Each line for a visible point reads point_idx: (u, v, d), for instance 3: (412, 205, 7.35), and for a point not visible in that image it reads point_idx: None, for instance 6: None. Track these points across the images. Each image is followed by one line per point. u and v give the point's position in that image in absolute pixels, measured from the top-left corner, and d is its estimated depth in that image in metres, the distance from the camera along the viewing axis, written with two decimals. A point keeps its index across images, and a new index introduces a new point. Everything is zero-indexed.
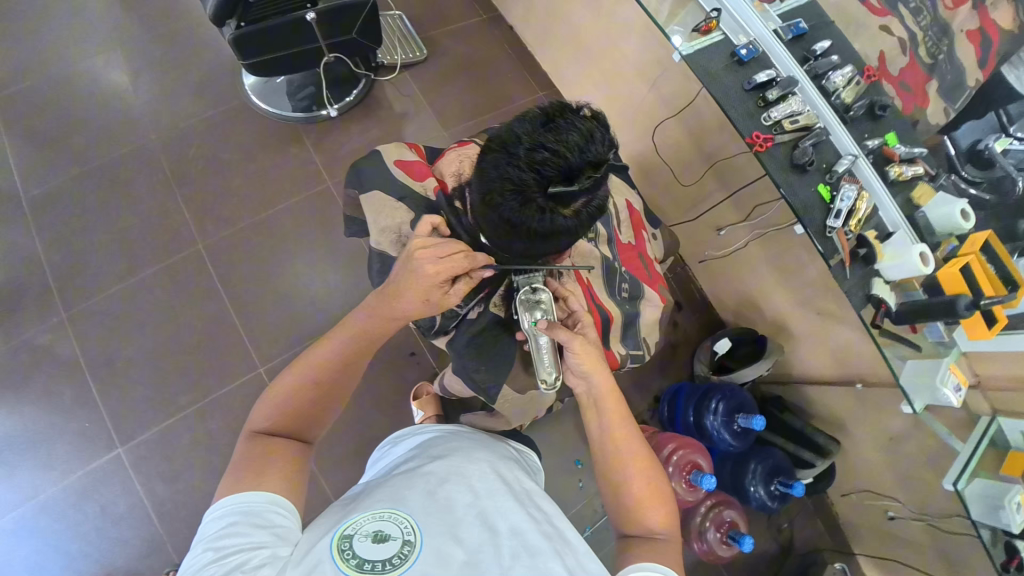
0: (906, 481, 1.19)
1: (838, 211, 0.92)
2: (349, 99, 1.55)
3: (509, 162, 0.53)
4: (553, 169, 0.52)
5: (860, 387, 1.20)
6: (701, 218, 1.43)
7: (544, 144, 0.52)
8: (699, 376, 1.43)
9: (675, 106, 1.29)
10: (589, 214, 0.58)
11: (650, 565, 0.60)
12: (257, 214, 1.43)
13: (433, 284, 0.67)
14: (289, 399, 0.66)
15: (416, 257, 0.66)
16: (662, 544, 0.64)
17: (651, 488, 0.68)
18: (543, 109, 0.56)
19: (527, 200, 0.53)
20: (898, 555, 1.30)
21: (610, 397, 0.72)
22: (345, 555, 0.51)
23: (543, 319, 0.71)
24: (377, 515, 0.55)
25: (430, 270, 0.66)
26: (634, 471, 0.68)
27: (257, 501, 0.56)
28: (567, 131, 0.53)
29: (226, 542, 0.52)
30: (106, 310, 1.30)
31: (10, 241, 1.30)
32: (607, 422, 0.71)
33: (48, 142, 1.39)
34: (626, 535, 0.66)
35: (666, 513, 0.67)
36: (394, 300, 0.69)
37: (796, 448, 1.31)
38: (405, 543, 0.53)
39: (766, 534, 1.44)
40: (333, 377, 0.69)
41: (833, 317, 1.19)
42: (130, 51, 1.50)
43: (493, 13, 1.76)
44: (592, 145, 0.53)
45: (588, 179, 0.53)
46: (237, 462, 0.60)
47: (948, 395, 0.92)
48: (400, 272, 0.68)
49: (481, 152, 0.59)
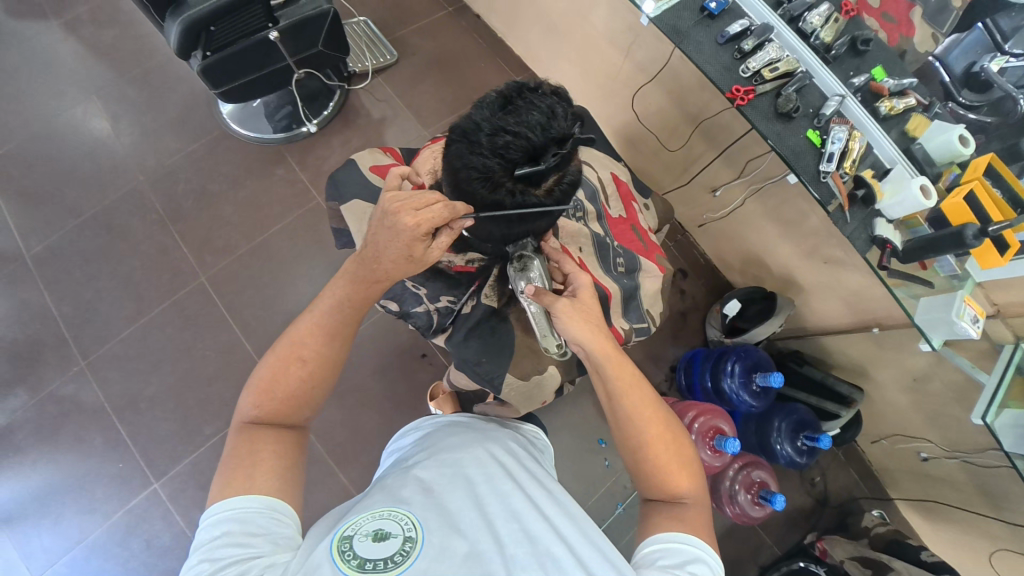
0: (935, 420, 1.17)
1: (830, 153, 0.90)
2: (327, 112, 1.55)
3: (472, 151, 0.52)
4: (517, 151, 0.51)
5: (877, 330, 1.18)
6: (695, 181, 1.41)
7: (505, 127, 0.51)
8: (713, 341, 1.45)
9: (652, 71, 1.26)
10: (563, 191, 0.58)
11: (669, 536, 0.61)
12: (253, 239, 1.44)
13: (415, 238, 0.63)
14: (273, 385, 0.65)
15: (394, 212, 0.62)
16: (686, 510, 0.63)
17: (673, 452, 0.67)
18: (500, 92, 0.55)
19: (497, 184, 0.53)
20: (936, 494, 1.29)
21: (613, 362, 0.69)
22: (345, 556, 0.51)
23: (529, 284, 0.71)
24: (378, 514, 0.56)
25: (409, 222, 0.61)
26: (653, 440, 0.67)
27: (251, 507, 0.57)
28: (527, 111, 0.52)
29: (222, 552, 0.53)
30: (122, 353, 1.32)
31: (22, 299, 1.33)
32: (620, 389, 0.68)
33: (42, 197, 1.42)
34: (651, 501, 0.66)
35: (690, 477, 0.66)
36: (375, 262, 0.66)
37: (819, 401, 1.29)
38: (406, 540, 0.53)
39: (798, 489, 1.44)
40: (316, 352, 0.67)
41: (840, 264, 1.17)
42: (107, 96, 1.52)
43: (459, 4, 1.73)
44: (555, 121, 0.52)
45: (554, 156, 0.53)
46: (227, 458, 0.60)
47: (966, 327, 0.88)
48: (376, 229, 0.64)
49: (445, 144, 0.58)
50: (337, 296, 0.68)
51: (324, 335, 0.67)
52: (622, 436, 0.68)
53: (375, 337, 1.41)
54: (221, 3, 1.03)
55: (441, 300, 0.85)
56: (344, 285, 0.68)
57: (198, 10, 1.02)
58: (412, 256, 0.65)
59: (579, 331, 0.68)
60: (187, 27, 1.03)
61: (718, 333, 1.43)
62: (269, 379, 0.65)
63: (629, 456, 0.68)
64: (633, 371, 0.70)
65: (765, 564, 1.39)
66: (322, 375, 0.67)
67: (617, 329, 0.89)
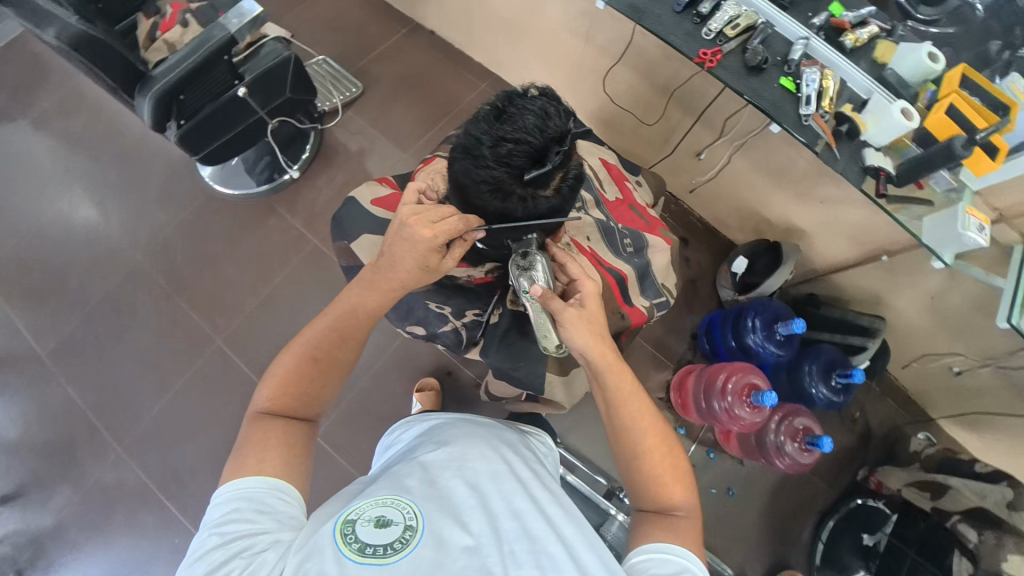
0: (960, 334, 1.17)
1: (807, 96, 0.90)
2: (305, 155, 1.57)
3: (478, 166, 0.54)
4: (521, 157, 0.52)
5: (885, 258, 1.19)
6: (678, 149, 1.42)
7: (505, 136, 0.52)
8: (727, 301, 1.46)
9: (615, 52, 1.27)
10: (570, 187, 0.59)
11: (661, 546, 0.60)
12: (260, 292, 1.45)
13: (431, 249, 0.64)
14: (288, 379, 0.65)
15: (410, 224, 0.63)
16: (678, 521, 0.63)
17: (667, 463, 0.67)
18: (491, 104, 0.56)
19: (507, 193, 0.55)
20: (979, 406, 1.25)
21: (616, 365, 0.70)
22: (347, 539, 0.51)
23: (537, 285, 0.70)
24: (381, 501, 0.55)
25: (426, 234, 0.63)
26: (649, 451, 0.67)
27: (257, 487, 0.56)
28: (521, 116, 0.53)
29: (229, 528, 0.53)
30: (155, 431, 1.33)
31: (47, 397, 1.34)
32: (616, 396, 0.69)
33: (45, 294, 1.42)
34: (642, 511, 0.66)
35: (684, 489, 0.66)
36: (391, 271, 0.68)
37: (844, 337, 1.30)
38: (407, 528, 0.53)
39: (840, 429, 1.46)
40: (329, 351, 0.68)
41: (837, 201, 1.18)
42: (90, 183, 1.53)
43: (412, 24, 1.77)
44: (550, 121, 0.53)
45: (557, 155, 0.54)
46: (239, 444, 0.60)
47: (975, 237, 0.90)
48: (392, 241, 0.66)
49: (448, 163, 0.60)
50: (352, 302, 0.70)
51: (336, 335, 0.69)
52: (618, 444, 0.69)
53: (398, 363, 1.42)
54: (186, 70, 1.04)
55: (467, 315, 0.85)
56: (359, 291, 0.70)
57: (165, 82, 1.03)
58: (427, 267, 0.67)
59: (584, 339, 0.68)
60: (157, 100, 1.04)
61: (731, 293, 1.45)
62: (284, 375, 0.66)
63: (622, 462, 0.68)
64: (634, 383, 0.70)
65: (824, 509, 1.40)
66: (334, 374, 0.69)
67: (637, 309, 0.90)
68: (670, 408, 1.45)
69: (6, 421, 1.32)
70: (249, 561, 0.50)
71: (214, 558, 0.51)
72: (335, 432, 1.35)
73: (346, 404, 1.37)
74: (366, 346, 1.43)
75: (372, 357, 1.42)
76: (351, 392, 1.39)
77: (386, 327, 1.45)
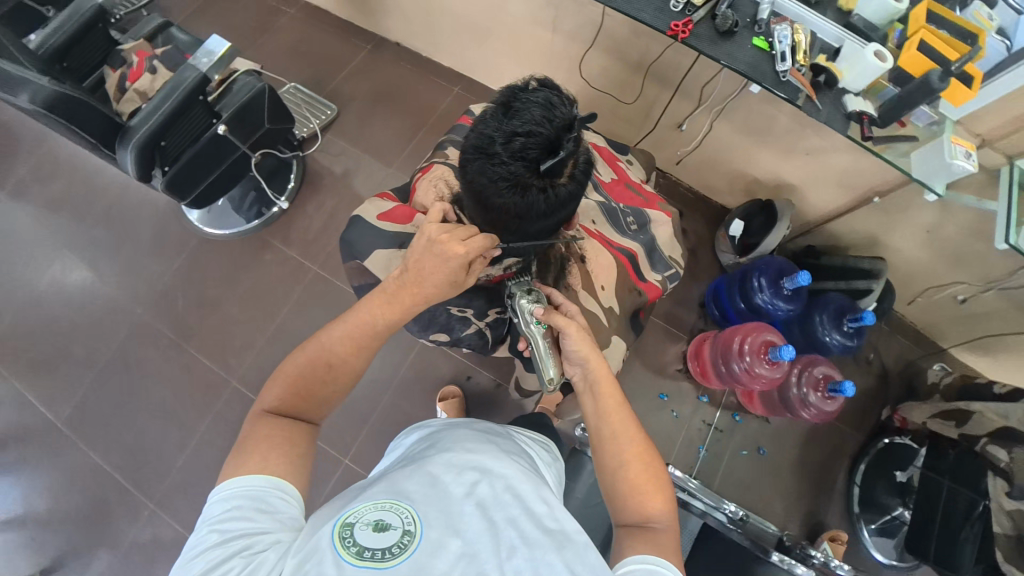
0: (960, 263, 1.20)
1: (781, 53, 0.92)
2: (291, 185, 1.56)
3: (496, 164, 0.58)
4: (535, 149, 0.57)
5: (878, 199, 1.21)
6: (659, 124, 1.43)
7: (517, 131, 0.57)
8: (730, 266, 1.51)
9: (585, 37, 1.28)
10: (582, 172, 0.63)
11: (645, 557, 0.56)
12: (267, 327, 1.44)
13: (462, 265, 0.66)
14: (299, 380, 0.64)
15: (442, 241, 0.65)
16: (658, 533, 0.60)
17: (649, 473, 0.63)
18: (498, 104, 0.61)
19: (526, 186, 0.58)
20: (987, 329, 1.30)
21: (605, 376, 0.69)
22: (345, 543, 0.49)
23: (539, 306, 0.72)
24: (379, 505, 0.53)
25: (460, 250, 0.65)
26: (632, 459, 0.64)
27: (258, 485, 0.55)
28: (528, 110, 0.57)
29: (228, 526, 0.52)
30: (184, 481, 1.31)
31: (70, 465, 1.32)
32: (605, 406, 0.67)
33: (52, 363, 1.40)
34: (624, 524, 0.62)
35: (665, 499, 0.62)
36: (415, 286, 0.67)
37: (848, 282, 1.31)
38: (405, 533, 0.51)
39: (857, 373, 1.49)
40: (342, 360, 0.66)
41: (823, 151, 1.20)
42: (79, 245, 1.51)
43: (375, 39, 1.77)
44: (556, 111, 0.58)
45: (569, 142, 0.59)
46: (243, 440, 0.59)
47: (963, 165, 0.91)
48: (422, 255, 0.66)
49: (462, 164, 0.64)
50: (370, 312, 0.67)
51: (354, 347, 0.66)
52: (600, 450, 0.66)
53: (417, 376, 1.42)
54: (163, 116, 1.03)
55: (489, 316, 0.89)
56: (377, 304, 0.67)
57: (144, 130, 1.02)
58: (455, 282, 0.68)
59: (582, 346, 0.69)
60: (139, 150, 1.03)
61: (733, 257, 1.48)
62: (295, 375, 0.64)
63: (602, 469, 0.65)
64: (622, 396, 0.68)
65: (855, 453, 1.42)
66: (344, 382, 0.66)
67: (650, 284, 0.94)
68: (689, 378, 1.47)
69: (32, 494, 1.30)
70: (248, 561, 0.49)
71: (212, 556, 0.50)
72: (365, 454, 1.35)
73: (372, 424, 1.37)
74: (383, 364, 1.43)
75: (390, 373, 1.42)
76: (374, 412, 1.38)
77: (400, 342, 1.45)
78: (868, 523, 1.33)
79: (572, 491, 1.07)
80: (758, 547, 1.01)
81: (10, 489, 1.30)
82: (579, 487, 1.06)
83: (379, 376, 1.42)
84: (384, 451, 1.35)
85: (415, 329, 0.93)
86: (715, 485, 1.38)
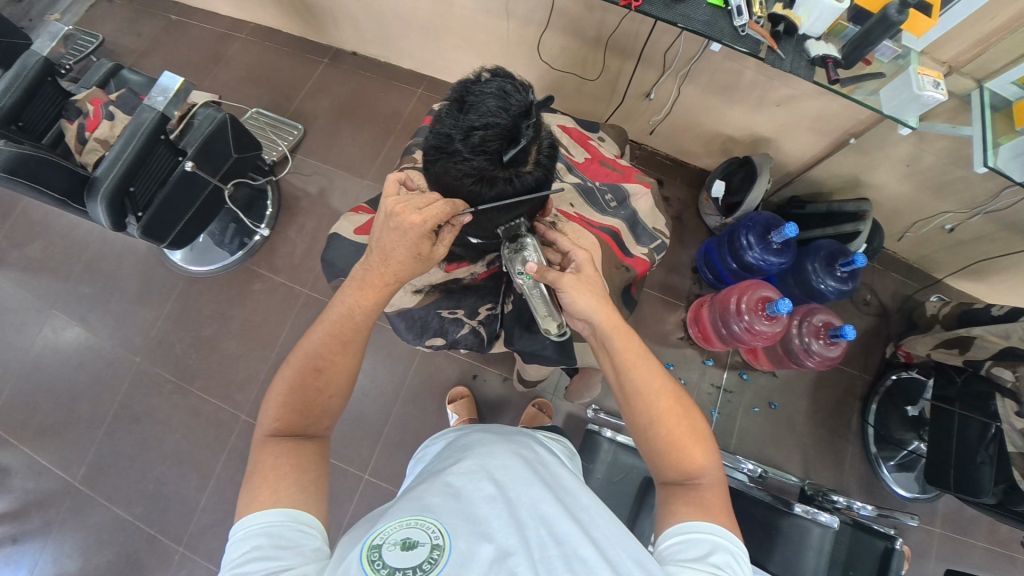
0: (943, 192, 1.20)
1: (737, 8, 0.90)
2: (269, 212, 1.56)
3: (458, 161, 0.58)
4: (496, 140, 0.57)
5: (853, 141, 1.20)
6: (627, 96, 1.43)
7: (474, 124, 0.56)
8: (717, 228, 1.52)
9: (539, 19, 1.27)
10: (548, 156, 0.64)
11: (689, 526, 0.56)
12: (268, 356, 1.44)
13: (423, 234, 0.64)
14: (293, 397, 0.62)
15: (398, 213, 0.64)
16: (702, 491, 0.59)
17: (684, 427, 0.62)
18: (453, 99, 0.61)
19: (492, 178, 0.59)
20: (979, 253, 1.32)
21: (619, 333, 0.65)
22: (374, 565, 0.48)
23: (533, 261, 0.70)
24: (405, 522, 0.52)
25: (415, 219, 0.63)
26: (663, 415, 0.62)
27: (275, 521, 0.53)
28: (483, 101, 0.57)
29: (250, 566, 0.50)
30: (209, 520, 1.31)
31: (94, 521, 1.32)
32: (625, 362, 0.64)
33: (58, 424, 1.40)
34: (667, 484, 0.61)
35: (705, 452, 0.61)
36: (385, 265, 0.67)
37: (836, 227, 1.31)
38: (434, 548, 0.49)
39: (855, 314, 1.50)
40: (332, 360, 0.65)
41: (793, 100, 1.19)
42: (68, 305, 1.50)
43: (331, 52, 1.75)
44: (511, 98, 0.58)
45: (528, 128, 0.58)
46: (251, 471, 0.58)
47: (932, 95, 0.90)
48: (381, 233, 0.66)
49: (427, 162, 0.64)
50: (347, 305, 0.66)
51: (337, 344, 0.65)
52: (629, 408, 0.64)
53: (424, 382, 1.43)
54: (126, 163, 1.02)
55: (481, 312, 0.92)
56: (354, 292, 0.67)
57: (110, 180, 1.00)
58: (420, 254, 0.66)
59: (583, 300, 0.66)
60: (109, 201, 1.02)
61: (719, 219, 1.49)
62: (289, 392, 0.63)
63: (635, 428, 0.64)
64: (641, 346, 0.66)
65: (864, 394, 1.44)
66: (339, 384, 0.65)
67: (638, 259, 0.93)
68: (692, 343, 1.48)
69: (62, 556, 1.29)
70: None
71: None
72: (384, 466, 1.35)
73: (386, 437, 1.37)
74: (388, 376, 1.43)
75: (397, 384, 1.42)
76: (387, 424, 1.38)
77: (402, 352, 1.45)
78: (887, 460, 1.36)
79: (592, 472, 1.07)
80: (781, 500, 1.00)
81: (39, 555, 1.30)
82: (598, 468, 1.07)
83: (386, 388, 1.42)
84: (401, 460, 1.35)
85: (409, 338, 0.93)
86: (733, 445, 1.39)
